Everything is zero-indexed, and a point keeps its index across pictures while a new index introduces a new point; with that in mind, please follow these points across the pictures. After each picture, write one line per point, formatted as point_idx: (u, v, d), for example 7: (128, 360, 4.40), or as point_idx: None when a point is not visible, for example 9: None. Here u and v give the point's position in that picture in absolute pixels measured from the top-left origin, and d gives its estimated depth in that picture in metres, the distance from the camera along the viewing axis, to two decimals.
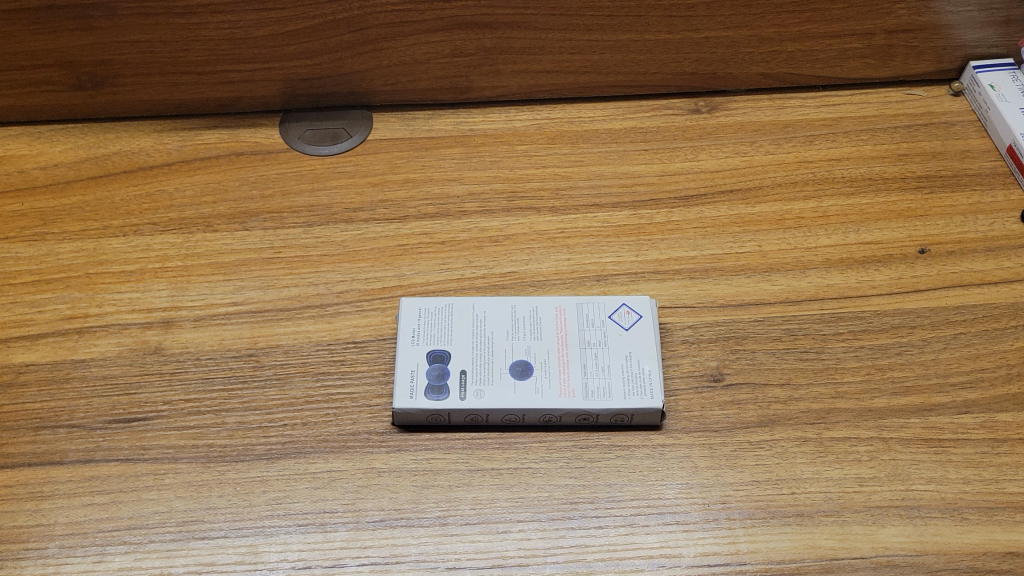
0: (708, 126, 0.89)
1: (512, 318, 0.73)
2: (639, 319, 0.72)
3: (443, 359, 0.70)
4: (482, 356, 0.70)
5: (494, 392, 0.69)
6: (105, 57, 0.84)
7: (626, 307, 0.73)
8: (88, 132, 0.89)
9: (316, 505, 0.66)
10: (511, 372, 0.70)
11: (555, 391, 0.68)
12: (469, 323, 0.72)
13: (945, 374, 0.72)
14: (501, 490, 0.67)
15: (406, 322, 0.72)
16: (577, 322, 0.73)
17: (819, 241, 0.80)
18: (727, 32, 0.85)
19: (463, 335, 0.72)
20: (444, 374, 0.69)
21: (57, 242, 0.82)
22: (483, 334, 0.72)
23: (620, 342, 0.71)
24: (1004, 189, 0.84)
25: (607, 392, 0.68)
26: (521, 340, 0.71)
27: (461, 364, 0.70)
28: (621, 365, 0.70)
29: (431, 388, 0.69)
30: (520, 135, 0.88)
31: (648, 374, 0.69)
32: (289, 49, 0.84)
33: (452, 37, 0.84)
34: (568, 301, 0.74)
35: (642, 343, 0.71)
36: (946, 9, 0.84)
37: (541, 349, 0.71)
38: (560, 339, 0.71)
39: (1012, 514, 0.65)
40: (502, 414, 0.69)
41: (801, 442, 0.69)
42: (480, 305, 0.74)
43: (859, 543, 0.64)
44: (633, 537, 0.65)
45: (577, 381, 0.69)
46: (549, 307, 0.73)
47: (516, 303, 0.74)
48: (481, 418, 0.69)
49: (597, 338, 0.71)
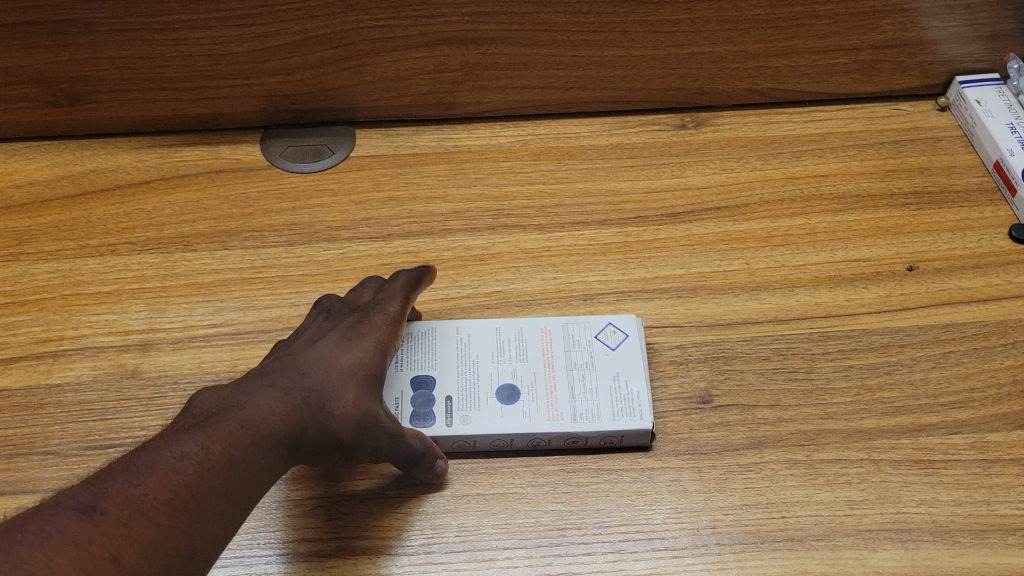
0: (695, 142, 0.88)
1: (497, 341, 0.72)
2: (626, 337, 0.72)
3: (428, 386, 0.69)
4: (467, 381, 0.69)
5: (480, 418, 0.67)
6: (82, 73, 0.82)
7: (613, 326, 0.73)
8: (66, 150, 0.88)
9: (297, 533, 0.65)
10: (498, 396, 0.69)
11: (543, 415, 0.67)
12: (453, 347, 0.72)
13: (935, 394, 0.71)
14: (487, 516, 0.66)
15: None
16: (563, 342, 0.72)
17: (807, 259, 0.79)
18: (712, 47, 0.83)
19: (447, 360, 0.71)
20: (428, 401, 0.68)
21: (32, 263, 0.80)
22: (468, 358, 0.71)
23: (606, 362, 0.70)
24: (991, 205, 0.83)
25: (595, 414, 0.67)
26: (506, 363, 0.71)
27: (446, 391, 0.69)
28: (609, 385, 0.69)
29: (416, 416, 0.67)
30: (505, 152, 0.87)
31: (637, 394, 0.68)
32: (270, 65, 0.82)
33: (436, 52, 0.82)
34: (554, 322, 0.73)
35: (628, 363, 0.70)
36: (931, 25, 0.83)
37: (527, 371, 0.70)
38: (547, 361, 0.71)
39: (1005, 537, 0.64)
40: (489, 441, 0.67)
41: (791, 464, 0.68)
42: (464, 328, 0.73)
43: (851, 568, 0.63)
44: (621, 564, 0.63)
45: (565, 403, 0.68)
46: (534, 328, 0.73)
47: (501, 325, 0.73)
48: (469, 445, 0.68)
49: (584, 358, 0.71)
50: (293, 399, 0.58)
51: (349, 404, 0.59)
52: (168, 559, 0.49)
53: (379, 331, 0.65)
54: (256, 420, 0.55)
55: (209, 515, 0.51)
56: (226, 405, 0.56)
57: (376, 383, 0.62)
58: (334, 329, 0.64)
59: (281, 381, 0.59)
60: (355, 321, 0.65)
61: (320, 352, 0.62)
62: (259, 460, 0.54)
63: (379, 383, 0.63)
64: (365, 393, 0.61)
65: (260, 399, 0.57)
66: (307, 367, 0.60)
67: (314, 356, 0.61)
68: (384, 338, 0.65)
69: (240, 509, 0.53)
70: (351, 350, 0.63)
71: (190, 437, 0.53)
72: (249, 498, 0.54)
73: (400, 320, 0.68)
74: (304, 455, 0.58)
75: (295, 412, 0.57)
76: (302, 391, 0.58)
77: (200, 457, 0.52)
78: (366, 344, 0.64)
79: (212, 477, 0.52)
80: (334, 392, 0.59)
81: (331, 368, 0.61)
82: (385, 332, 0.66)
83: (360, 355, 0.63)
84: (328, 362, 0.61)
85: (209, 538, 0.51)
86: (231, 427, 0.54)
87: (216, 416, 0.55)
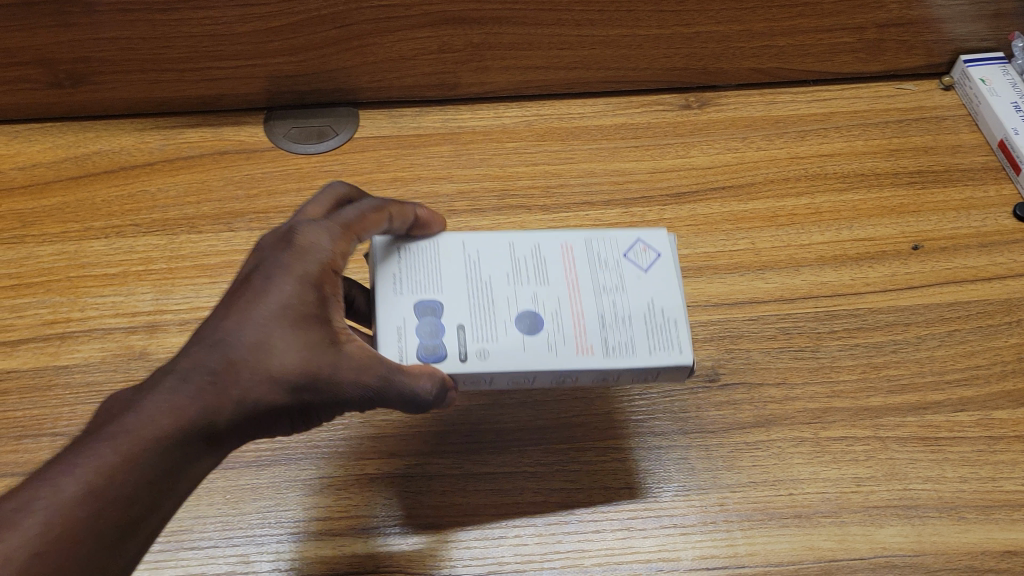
0: (699, 122, 0.88)
1: (509, 257, 0.61)
2: (659, 255, 0.61)
3: (434, 311, 0.57)
4: (480, 305, 0.58)
5: (498, 353, 0.56)
6: (84, 54, 0.81)
7: (642, 244, 0.62)
8: (68, 131, 0.88)
9: (307, 512, 0.66)
10: (518, 324, 0.57)
11: (571, 349, 0.57)
12: (459, 265, 0.60)
13: (940, 372, 0.72)
14: (496, 495, 0.67)
15: (381, 261, 0.59)
16: (587, 259, 0.61)
17: (812, 238, 0.80)
18: (717, 26, 0.82)
19: (454, 280, 0.59)
20: (437, 330, 0.57)
21: (37, 245, 0.80)
22: (479, 279, 0.59)
23: (639, 285, 0.60)
24: (996, 184, 0.83)
25: (630, 349, 0.57)
26: (524, 285, 0.59)
27: (456, 319, 0.57)
28: (643, 314, 0.58)
29: (423, 349, 0.56)
30: (509, 132, 0.87)
31: (673, 324, 0.58)
32: (272, 45, 0.81)
33: (439, 32, 0.81)
34: (574, 236, 0.62)
35: (663, 286, 0.60)
36: (937, 4, 0.81)
37: (549, 295, 0.59)
38: (570, 284, 0.60)
39: (1009, 513, 0.65)
40: (508, 379, 0.57)
41: (797, 442, 0.68)
42: (470, 243, 0.61)
43: (858, 544, 0.64)
44: (630, 541, 0.64)
45: (594, 335, 0.57)
46: (551, 238, 0.62)
47: (513, 239, 0.62)
48: (481, 383, 0.57)
49: (612, 280, 0.60)
50: (200, 382, 0.49)
51: (276, 368, 0.50)
52: None
53: (310, 262, 0.53)
54: (153, 417, 0.48)
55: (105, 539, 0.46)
56: (125, 406, 0.50)
57: (316, 329, 0.51)
58: (260, 262, 0.53)
59: (191, 357, 0.50)
60: (283, 251, 0.53)
61: (240, 305, 0.51)
62: (164, 461, 0.48)
63: (321, 327, 0.52)
64: (300, 345, 0.51)
65: (160, 391, 0.49)
66: (222, 332, 0.50)
67: (231, 313, 0.51)
68: (317, 270, 0.53)
69: (150, 516, 0.49)
70: (276, 293, 0.51)
71: (79, 455, 0.47)
72: (161, 501, 0.49)
73: (350, 235, 0.56)
74: (233, 434, 0.51)
75: (206, 396, 0.49)
76: (214, 368, 0.50)
77: (88, 476, 0.46)
78: (293, 283, 0.52)
79: (103, 497, 0.46)
80: (259, 352, 0.50)
81: (252, 325, 0.51)
82: (326, 253, 0.54)
83: (289, 295, 0.52)
84: (248, 316, 0.51)
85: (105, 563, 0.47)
86: (126, 432, 0.48)
87: (111, 421, 0.49)
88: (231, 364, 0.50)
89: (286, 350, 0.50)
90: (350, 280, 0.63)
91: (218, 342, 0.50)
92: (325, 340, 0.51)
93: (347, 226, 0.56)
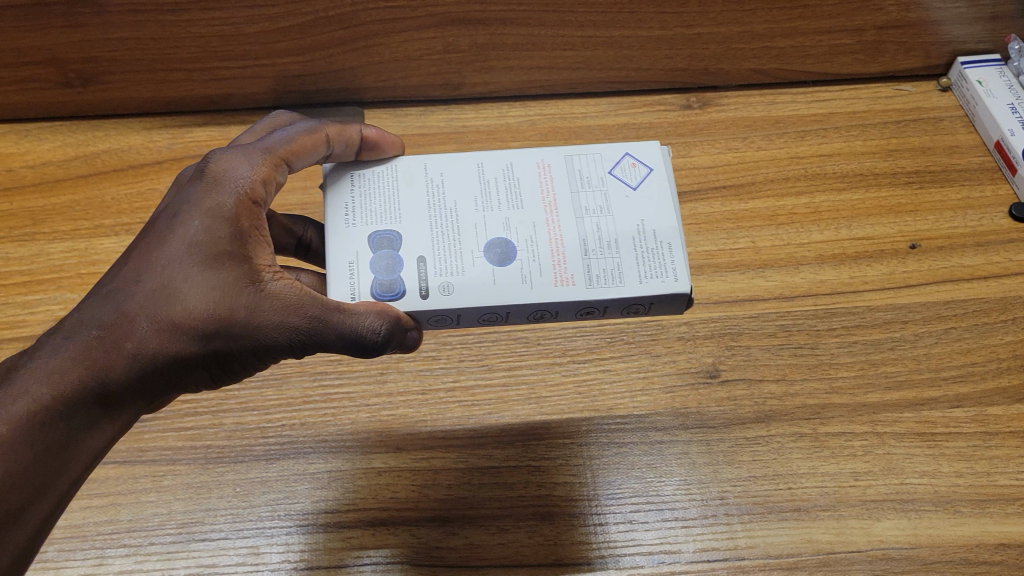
0: (700, 121, 0.89)
1: (480, 182, 0.60)
2: (649, 172, 0.60)
3: (394, 245, 0.56)
4: (446, 235, 0.57)
5: (465, 284, 0.55)
6: (93, 54, 0.82)
7: (631, 159, 0.61)
8: (78, 130, 0.89)
9: (316, 504, 0.68)
10: (488, 254, 0.56)
11: (549, 280, 0.56)
12: (423, 193, 0.59)
13: (937, 368, 0.73)
14: (501, 488, 0.68)
15: (336, 197, 0.59)
16: (569, 181, 0.60)
17: (811, 237, 0.81)
18: (718, 27, 0.82)
19: (417, 210, 0.58)
20: (396, 265, 0.56)
21: (48, 243, 0.82)
22: (445, 207, 0.58)
23: (626, 205, 0.59)
24: (992, 184, 0.85)
25: (616, 276, 0.56)
26: (495, 211, 0.58)
27: (418, 251, 0.56)
28: (632, 237, 0.57)
29: (381, 286, 0.55)
30: (513, 132, 0.89)
31: (666, 248, 0.57)
32: (279, 45, 0.82)
33: (443, 33, 0.81)
34: (554, 155, 0.61)
35: (651, 204, 0.58)
36: (935, 6, 0.81)
37: (523, 221, 0.58)
38: (548, 205, 0.59)
39: (1003, 507, 0.67)
40: (478, 314, 0.56)
41: (797, 437, 0.70)
42: (436, 169, 0.60)
43: (856, 536, 0.66)
44: (633, 534, 0.66)
45: (575, 263, 0.56)
46: (528, 162, 0.61)
47: (484, 161, 0.61)
48: (451, 318, 0.57)
49: (597, 202, 0.59)
50: (90, 337, 0.51)
51: (178, 311, 0.51)
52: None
53: (222, 192, 0.54)
54: (41, 377, 0.50)
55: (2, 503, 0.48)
56: (36, 348, 0.52)
57: (223, 265, 0.52)
58: (174, 203, 0.55)
59: (83, 313, 0.52)
60: (195, 185, 0.54)
61: (143, 253, 0.53)
62: (56, 420, 0.49)
63: (230, 263, 0.52)
64: (204, 285, 0.52)
65: (66, 335, 0.51)
66: (119, 284, 0.52)
67: (132, 263, 0.53)
68: (229, 199, 0.54)
69: (48, 480, 0.50)
70: (180, 233, 0.53)
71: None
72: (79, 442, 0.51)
73: (274, 160, 0.57)
74: (134, 388, 0.52)
75: (95, 350, 0.50)
76: (105, 322, 0.51)
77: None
78: (202, 219, 0.53)
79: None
80: (165, 295, 0.52)
81: (153, 272, 0.52)
82: (241, 179, 0.55)
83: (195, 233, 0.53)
84: (150, 263, 0.52)
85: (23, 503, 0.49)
86: (12, 395, 0.49)
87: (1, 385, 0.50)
88: (132, 307, 0.51)
89: (192, 291, 0.51)
90: (303, 220, 0.68)
91: (126, 285, 0.52)
92: (233, 277, 0.52)
93: (270, 151, 0.57)
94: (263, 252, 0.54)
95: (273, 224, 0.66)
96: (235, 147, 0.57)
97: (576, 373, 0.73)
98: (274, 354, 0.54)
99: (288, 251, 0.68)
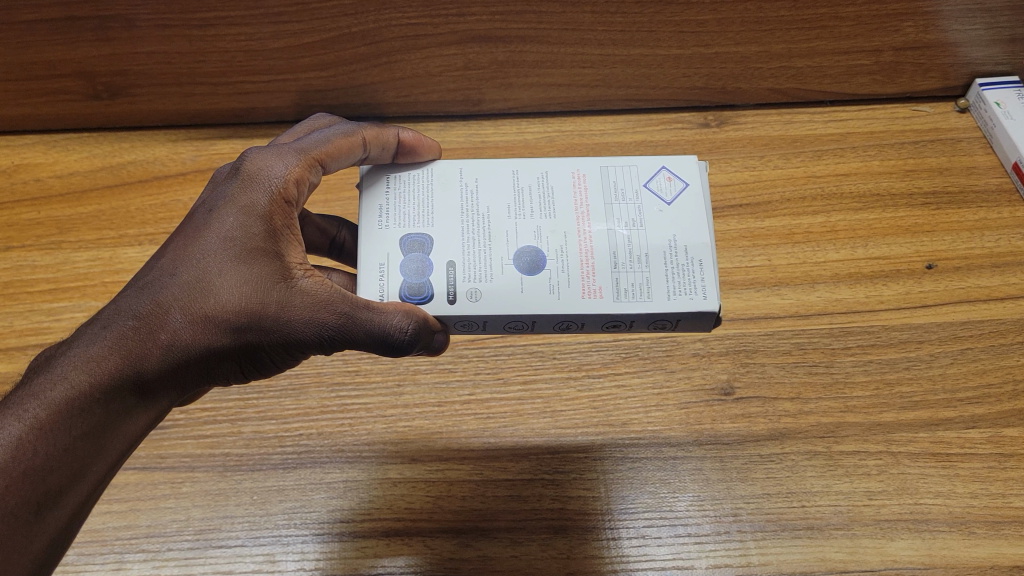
0: (718, 140, 0.90)
1: (513, 189, 0.60)
2: (685, 187, 0.60)
3: (424, 249, 0.57)
4: (477, 241, 0.58)
5: (493, 292, 0.56)
6: (122, 68, 0.83)
7: (667, 173, 0.61)
8: (104, 141, 0.91)
9: (331, 514, 0.68)
10: (517, 263, 0.57)
11: (576, 291, 0.56)
12: (456, 198, 0.60)
13: (952, 390, 0.73)
14: (514, 499, 0.69)
15: (370, 199, 0.60)
16: (603, 192, 0.60)
17: (828, 256, 0.81)
18: (737, 47, 0.83)
19: (449, 215, 0.59)
20: (425, 268, 0.57)
21: (74, 251, 0.84)
22: (477, 213, 0.59)
23: (659, 219, 0.59)
24: (1010, 206, 0.85)
25: (645, 291, 0.56)
26: (527, 219, 0.59)
27: (449, 257, 0.57)
28: (663, 251, 0.57)
29: (410, 288, 0.56)
30: (530, 148, 0.90)
31: (697, 265, 0.57)
32: (303, 61, 0.83)
33: (465, 50, 0.82)
34: (589, 165, 0.62)
35: (685, 219, 0.59)
36: (953, 28, 0.81)
37: (554, 229, 0.58)
38: (580, 215, 0.59)
39: (1017, 529, 0.67)
40: (503, 321, 0.57)
41: (810, 456, 0.70)
42: (471, 174, 0.61)
43: (869, 556, 0.66)
44: (645, 549, 0.67)
45: (604, 276, 0.57)
46: (563, 172, 0.61)
47: (519, 168, 0.61)
48: (477, 324, 0.57)
49: (629, 214, 0.59)
50: (125, 326, 0.52)
51: (211, 303, 0.52)
52: (35, 510, 0.48)
53: (256, 189, 0.55)
54: (78, 364, 0.51)
55: (41, 484, 0.49)
56: (72, 337, 0.53)
57: (257, 261, 0.53)
58: (208, 200, 0.56)
59: (120, 304, 0.53)
60: (230, 182, 0.56)
61: (178, 247, 0.54)
62: (94, 406, 0.50)
63: (263, 259, 0.54)
64: (237, 279, 0.53)
65: (102, 325, 0.52)
66: (155, 276, 0.53)
67: (167, 257, 0.54)
68: (264, 198, 0.55)
69: (85, 465, 0.51)
70: (215, 229, 0.54)
71: (10, 406, 0.50)
72: (115, 429, 0.52)
73: (309, 161, 0.58)
74: (168, 378, 0.53)
75: (130, 338, 0.51)
76: (140, 312, 0.52)
77: (20, 424, 0.49)
78: (236, 216, 0.54)
79: (33, 446, 0.49)
80: (199, 289, 0.53)
81: (188, 265, 0.53)
82: (275, 178, 0.56)
83: (229, 229, 0.54)
84: (185, 256, 0.54)
85: (61, 487, 0.50)
86: (50, 381, 0.50)
87: (40, 373, 0.51)
88: (167, 299, 0.52)
89: (225, 285, 0.53)
90: (338, 221, 0.70)
91: (160, 278, 0.53)
92: (265, 273, 0.53)
93: (304, 152, 0.58)
94: (294, 250, 0.56)
95: (308, 225, 0.67)
96: (272, 147, 0.59)
97: (592, 389, 0.74)
98: (304, 348, 0.55)
99: (322, 251, 0.69)
